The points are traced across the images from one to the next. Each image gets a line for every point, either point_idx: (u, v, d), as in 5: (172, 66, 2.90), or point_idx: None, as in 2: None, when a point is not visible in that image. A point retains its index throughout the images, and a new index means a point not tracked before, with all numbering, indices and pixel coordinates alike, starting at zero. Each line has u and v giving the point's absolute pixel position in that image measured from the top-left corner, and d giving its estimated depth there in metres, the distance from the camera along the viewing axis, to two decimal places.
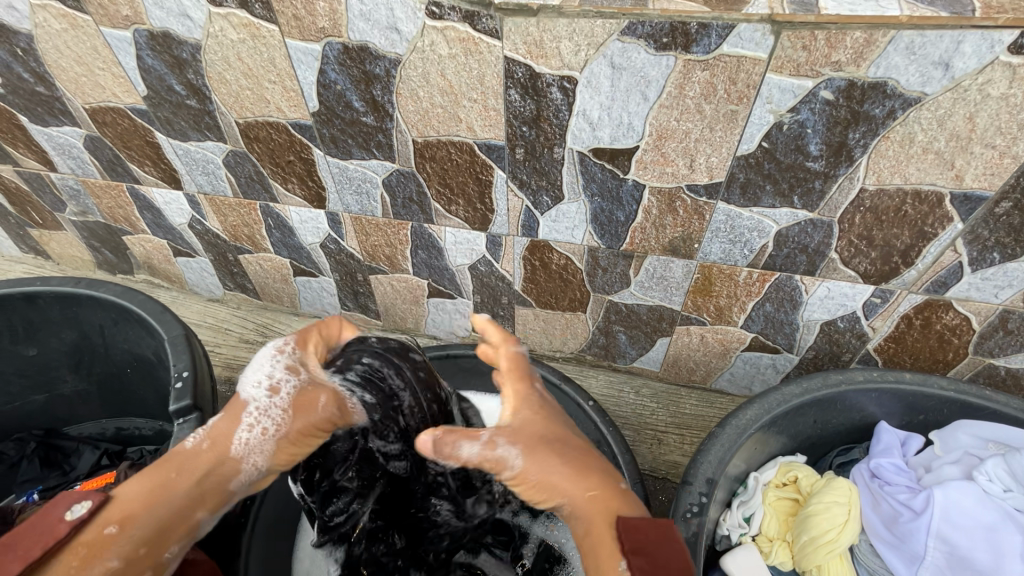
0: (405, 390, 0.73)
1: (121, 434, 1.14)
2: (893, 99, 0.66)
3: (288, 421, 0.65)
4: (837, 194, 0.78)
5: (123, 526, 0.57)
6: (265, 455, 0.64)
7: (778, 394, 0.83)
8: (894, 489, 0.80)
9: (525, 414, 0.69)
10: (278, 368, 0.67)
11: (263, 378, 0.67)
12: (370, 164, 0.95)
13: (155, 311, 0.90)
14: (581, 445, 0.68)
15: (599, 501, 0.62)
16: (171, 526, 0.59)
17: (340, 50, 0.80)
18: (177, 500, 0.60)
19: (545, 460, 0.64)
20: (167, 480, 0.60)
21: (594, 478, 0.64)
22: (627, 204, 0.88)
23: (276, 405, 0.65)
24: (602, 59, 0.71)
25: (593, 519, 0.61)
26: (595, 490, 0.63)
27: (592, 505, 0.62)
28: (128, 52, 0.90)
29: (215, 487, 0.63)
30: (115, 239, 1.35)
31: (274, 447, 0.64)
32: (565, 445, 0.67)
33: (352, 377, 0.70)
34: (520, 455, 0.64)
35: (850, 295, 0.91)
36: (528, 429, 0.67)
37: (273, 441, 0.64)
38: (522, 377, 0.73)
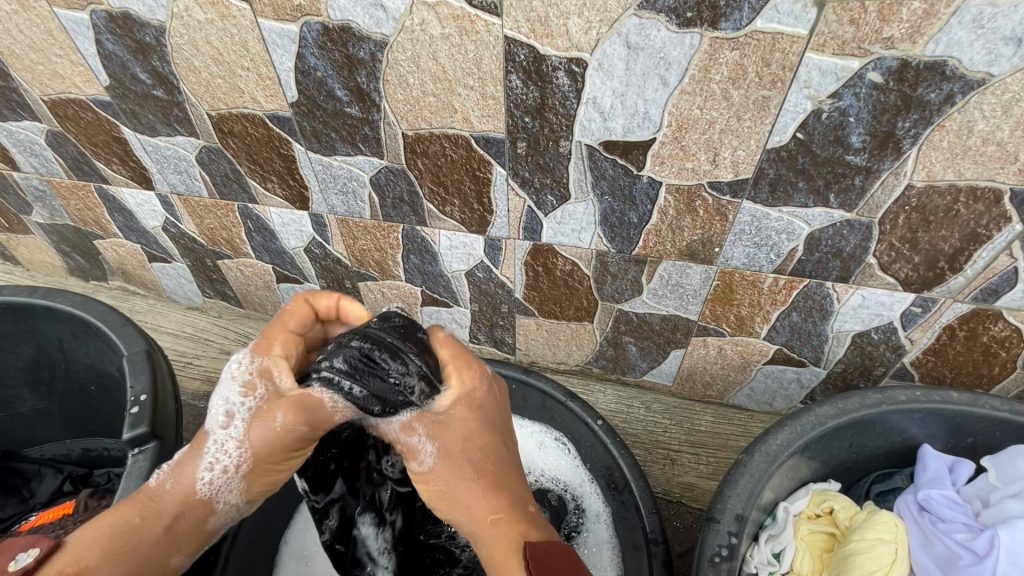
0: (411, 378, 0.61)
1: (87, 456, 1.04)
2: (952, 81, 0.57)
3: (248, 454, 0.60)
4: (879, 192, 0.69)
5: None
6: (233, 492, 0.61)
7: (812, 416, 0.74)
8: (950, 527, 0.73)
9: (457, 410, 0.62)
10: (235, 391, 0.61)
11: (220, 405, 0.61)
12: (356, 161, 0.86)
13: (116, 324, 0.81)
14: (510, 462, 0.63)
15: (503, 526, 0.57)
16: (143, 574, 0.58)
17: (320, 32, 0.71)
18: (144, 547, 0.58)
19: (456, 465, 0.60)
20: (130, 525, 0.58)
21: (505, 499, 0.59)
22: (641, 204, 0.79)
23: (232, 439, 0.60)
24: (616, 37, 0.62)
25: (491, 542, 0.57)
26: (501, 512, 0.58)
27: (493, 528, 0.57)
28: (87, 36, 0.81)
29: (191, 528, 0.62)
30: (86, 243, 1.26)
31: (241, 483, 0.61)
32: (484, 454, 0.61)
33: (338, 364, 0.60)
34: (436, 453, 0.60)
35: (887, 304, 0.82)
36: (451, 424, 0.61)
37: (237, 478, 0.61)
38: (462, 370, 0.64)
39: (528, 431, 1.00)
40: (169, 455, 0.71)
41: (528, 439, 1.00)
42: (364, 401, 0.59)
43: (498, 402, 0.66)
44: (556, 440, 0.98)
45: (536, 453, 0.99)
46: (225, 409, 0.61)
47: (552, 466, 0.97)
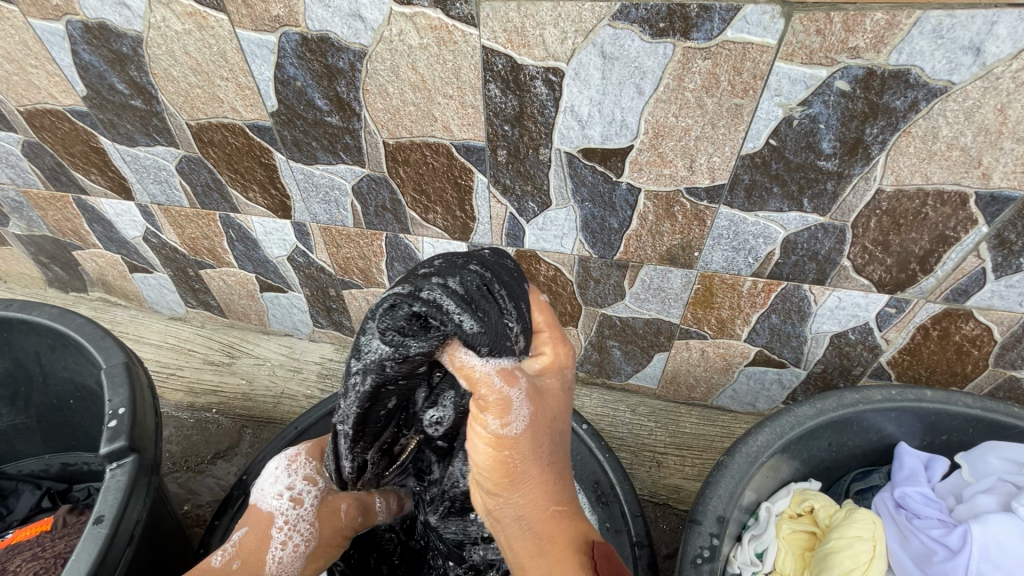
0: (518, 331, 0.53)
1: (67, 470, 1.02)
2: (916, 89, 0.59)
3: (316, 533, 0.70)
4: (851, 196, 0.71)
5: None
6: (295, 571, 0.68)
7: (791, 416, 0.76)
8: (925, 523, 0.74)
9: (549, 381, 0.56)
10: (298, 479, 0.71)
11: (282, 489, 0.70)
12: (338, 170, 0.86)
13: (94, 337, 0.80)
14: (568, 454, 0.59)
15: (567, 521, 0.54)
16: None
17: (298, 42, 0.71)
18: None
19: (538, 444, 0.53)
20: None
21: (567, 492, 0.56)
22: (621, 210, 0.80)
23: (302, 518, 0.69)
24: (591, 47, 0.63)
25: (555, 536, 0.53)
26: (566, 506, 0.55)
27: (557, 521, 0.53)
28: (63, 47, 0.80)
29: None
30: (65, 254, 1.24)
31: (305, 561, 0.69)
32: (559, 440, 0.56)
33: (454, 287, 0.51)
34: (526, 426, 0.52)
35: (863, 305, 0.84)
36: (544, 400, 0.54)
37: (303, 555, 0.69)
38: (561, 345, 0.57)
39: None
40: (148, 469, 0.70)
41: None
42: (476, 335, 0.50)
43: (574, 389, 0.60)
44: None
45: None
46: (292, 494, 0.70)
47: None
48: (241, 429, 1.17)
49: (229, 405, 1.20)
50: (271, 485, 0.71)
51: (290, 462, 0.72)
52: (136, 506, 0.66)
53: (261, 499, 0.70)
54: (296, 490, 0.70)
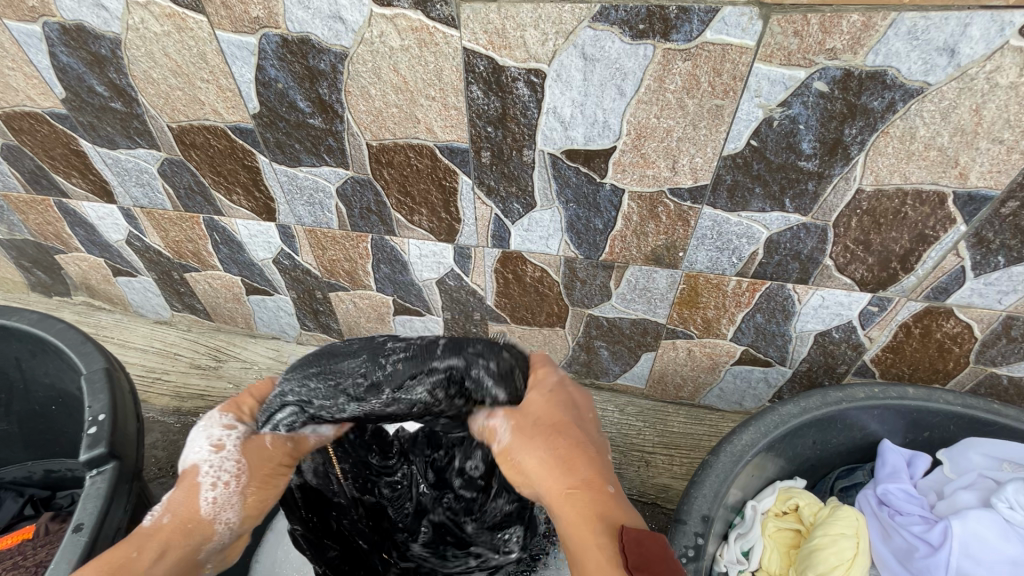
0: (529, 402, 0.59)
1: (50, 477, 0.99)
2: (893, 90, 0.60)
3: (247, 471, 0.61)
4: (832, 196, 0.71)
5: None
6: (237, 510, 0.60)
7: (775, 414, 0.76)
8: (907, 519, 0.75)
9: (535, 394, 0.56)
10: (215, 426, 0.62)
11: (201, 441, 0.61)
12: (321, 172, 0.86)
13: (74, 342, 0.79)
14: (584, 437, 0.53)
15: (577, 504, 0.48)
16: None
17: (278, 43, 0.71)
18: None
19: (528, 444, 0.52)
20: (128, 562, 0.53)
21: (581, 473, 0.50)
22: (605, 210, 0.80)
23: (228, 459, 0.60)
24: (572, 49, 0.63)
25: (568, 517, 0.48)
26: (577, 489, 0.49)
27: (566, 504, 0.49)
28: (40, 49, 0.79)
29: (186, 559, 0.58)
30: (47, 258, 1.22)
31: (244, 498, 0.61)
32: (557, 432, 0.53)
33: (493, 367, 0.56)
34: (509, 436, 0.53)
35: (846, 304, 0.84)
36: (529, 411, 0.54)
37: (240, 493, 0.60)
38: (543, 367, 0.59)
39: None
40: (128, 476, 0.69)
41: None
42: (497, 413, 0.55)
43: (578, 393, 0.58)
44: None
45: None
46: (213, 440, 0.61)
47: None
48: None
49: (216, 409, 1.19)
50: (190, 442, 0.62)
51: (204, 416, 0.63)
52: (116, 514, 0.65)
53: (183, 457, 0.62)
54: (215, 437, 0.61)
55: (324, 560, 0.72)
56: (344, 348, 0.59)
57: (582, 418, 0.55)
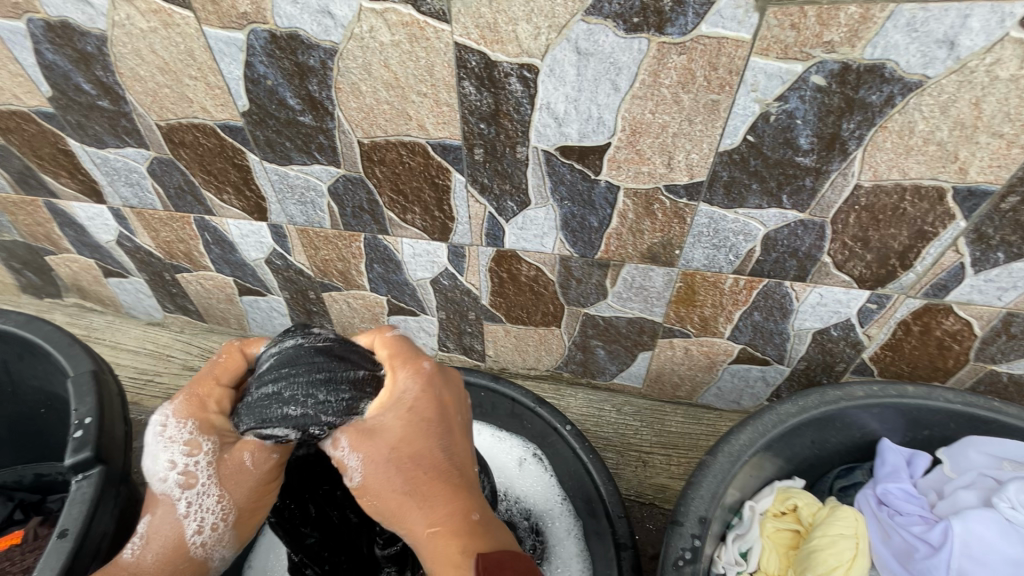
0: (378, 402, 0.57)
1: (41, 481, 0.97)
2: (892, 84, 0.59)
3: (229, 498, 0.56)
4: (830, 192, 0.70)
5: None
6: (227, 536, 0.57)
7: (774, 413, 0.75)
8: (907, 520, 0.74)
9: (390, 417, 0.54)
10: (178, 450, 0.55)
11: (168, 466, 0.55)
12: (313, 170, 0.85)
13: (61, 345, 0.78)
14: (447, 463, 0.54)
15: (439, 541, 0.50)
16: None
17: (267, 39, 0.69)
18: None
19: (386, 474, 0.52)
20: None
21: (442, 508, 0.52)
22: (601, 208, 0.79)
23: (205, 489, 0.55)
24: (565, 43, 0.62)
25: (432, 556, 0.50)
26: (438, 526, 0.51)
27: (433, 545, 0.50)
28: (25, 46, 0.78)
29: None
30: (37, 260, 1.21)
31: (234, 524, 0.57)
32: (411, 461, 0.53)
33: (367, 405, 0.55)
34: (363, 469, 0.53)
35: (844, 301, 0.83)
36: (382, 435, 0.53)
37: (227, 521, 0.56)
38: (405, 364, 0.58)
39: (509, 445, 0.98)
40: (116, 480, 0.68)
41: (505, 457, 0.97)
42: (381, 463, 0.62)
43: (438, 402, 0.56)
44: (535, 456, 0.96)
45: (512, 471, 0.96)
46: (180, 467, 0.55)
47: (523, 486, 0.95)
48: None
49: None
50: (157, 465, 0.56)
51: (164, 430, 0.56)
52: (103, 519, 0.64)
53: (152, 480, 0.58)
54: (182, 462, 0.55)
55: (301, 547, 0.68)
56: (350, 354, 0.57)
57: (444, 432, 0.55)
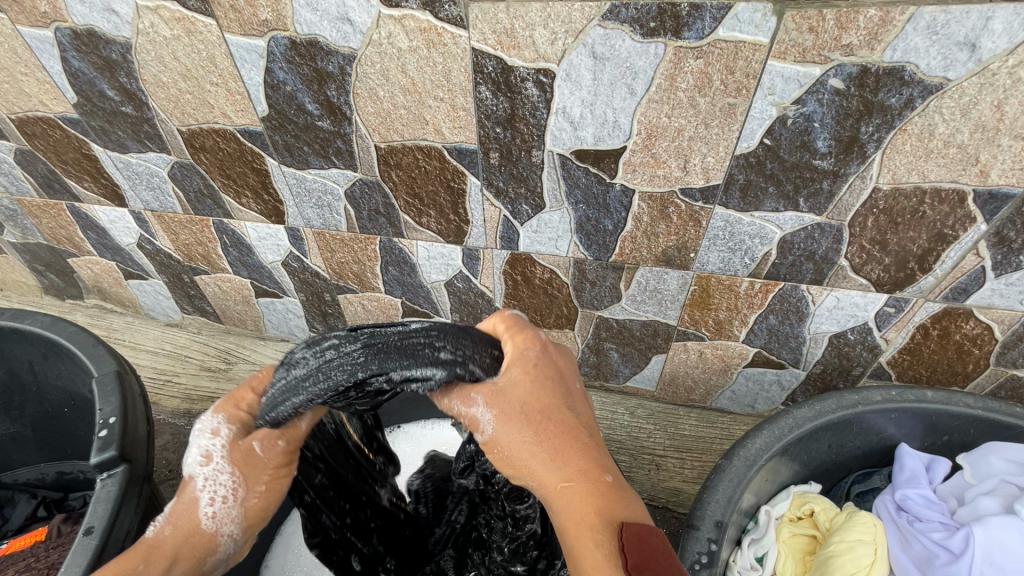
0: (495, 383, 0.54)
1: (63, 479, 1.01)
2: (911, 86, 0.58)
3: (240, 482, 0.55)
4: (848, 195, 0.70)
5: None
6: (238, 520, 0.56)
7: (790, 417, 0.75)
8: (927, 526, 0.74)
9: (509, 370, 0.51)
10: (201, 435, 0.55)
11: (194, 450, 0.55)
12: (330, 174, 0.86)
13: (86, 345, 0.80)
14: (575, 421, 0.50)
15: (577, 499, 0.47)
16: None
17: (287, 46, 0.70)
18: None
19: (517, 427, 0.49)
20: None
21: (576, 463, 0.48)
22: (615, 211, 0.80)
23: (221, 472, 0.54)
24: (582, 48, 0.63)
25: (568, 515, 0.47)
26: (575, 481, 0.47)
27: (564, 499, 0.47)
28: (52, 54, 0.80)
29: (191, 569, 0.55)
30: (60, 262, 1.23)
31: (246, 509, 0.56)
32: (541, 414, 0.49)
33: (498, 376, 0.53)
34: (494, 422, 0.49)
35: (861, 304, 0.83)
36: (509, 390, 0.49)
37: (240, 504, 0.55)
38: (520, 327, 0.54)
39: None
40: (139, 479, 0.69)
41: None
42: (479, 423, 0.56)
43: (557, 359, 0.53)
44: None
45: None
46: (204, 450, 0.54)
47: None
48: None
49: None
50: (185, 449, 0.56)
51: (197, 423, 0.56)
52: (127, 517, 0.65)
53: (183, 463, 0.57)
54: (203, 447, 0.54)
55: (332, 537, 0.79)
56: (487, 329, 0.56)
57: (568, 390, 0.52)
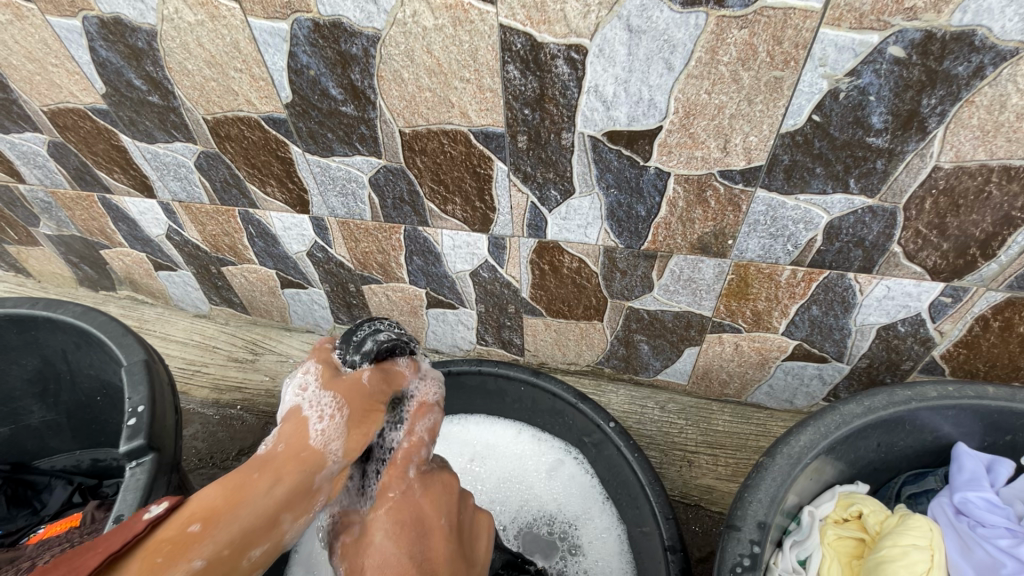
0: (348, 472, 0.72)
1: (98, 466, 1.03)
2: (982, 53, 0.53)
3: (340, 400, 0.60)
4: (904, 175, 0.65)
5: (210, 525, 0.50)
6: (342, 442, 0.59)
7: (838, 415, 0.70)
8: (991, 532, 0.68)
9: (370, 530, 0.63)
10: (305, 376, 0.63)
11: (297, 389, 0.62)
12: (354, 161, 0.84)
13: (117, 334, 0.80)
14: None
15: None
16: (262, 530, 0.52)
17: (310, 29, 0.69)
18: (264, 501, 0.53)
19: None
20: (246, 480, 0.53)
21: None
22: (649, 196, 0.76)
23: (324, 395, 0.60)
24: (616, 21, 0.59)
25: None
26: None
27: None
28: (80, 44, 0.80)
29: (305, 492, 0.56)
30: (94, 253, 1.26)
31: (348, 429, 0.60)
32: None
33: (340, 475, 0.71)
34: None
35: (914, 294, 0.77)
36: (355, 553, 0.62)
37: (343, 425, 0.59)
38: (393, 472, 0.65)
39: (547, 448, 0.98)
40: (166, 467, 0.71)
41: (543, 458, 0.98)
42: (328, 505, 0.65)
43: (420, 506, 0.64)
44: (575, 459, 0.96)
45: (544, 478, 0.97)
46: (303, 382, 0.62)
47: (554, 495, 0.95)
48: (264, 425, 1.17)
49: (253, 402, 1.20)
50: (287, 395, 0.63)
51: (300, 378, 0.63)
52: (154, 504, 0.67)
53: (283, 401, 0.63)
54: (301, 381, 0.63)
55: None
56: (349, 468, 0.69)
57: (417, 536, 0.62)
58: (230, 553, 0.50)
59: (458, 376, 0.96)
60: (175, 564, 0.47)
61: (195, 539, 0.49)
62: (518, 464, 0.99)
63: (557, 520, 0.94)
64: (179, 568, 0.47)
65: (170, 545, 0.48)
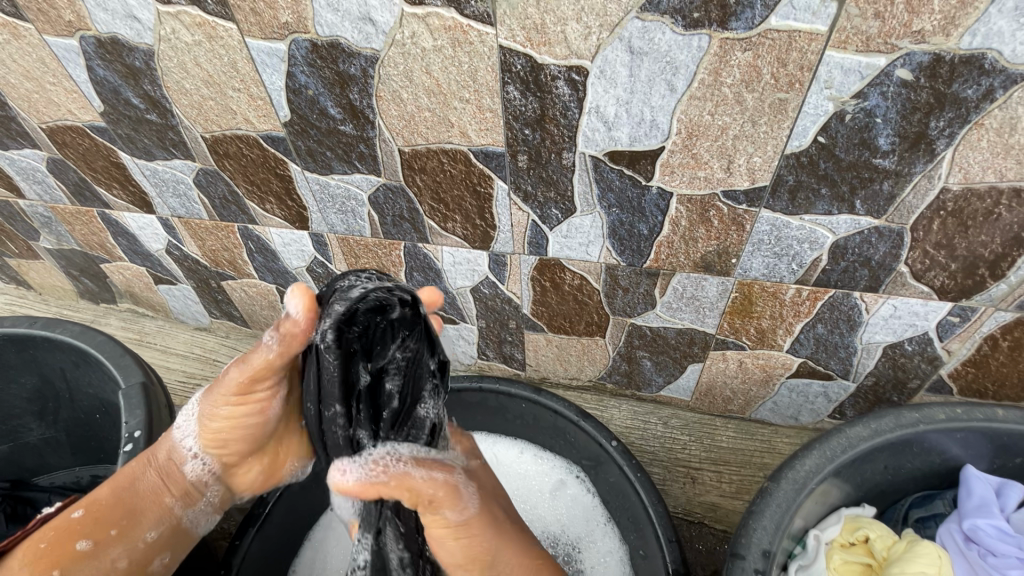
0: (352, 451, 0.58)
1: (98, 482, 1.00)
2: (992, 76, 0.52)
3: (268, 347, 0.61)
4: (911, 196, 0.64)
5: (88, 513, 0.66)
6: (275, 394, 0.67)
7: (843, 438, 0.69)
8: (1001, 562, 0.67)
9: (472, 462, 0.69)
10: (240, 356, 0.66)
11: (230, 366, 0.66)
12: (353, 179, 0.84)
13: (114, 355, 0.80)
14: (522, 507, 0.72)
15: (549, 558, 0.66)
16: (151, 513, 0.69)
17: (308, 49, 0.68)
18: (142, 488, 0.69)
19: (489, 500, 0.65)
20: (135, 473, 0.69)
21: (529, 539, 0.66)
22: (651, 215, 0.75)
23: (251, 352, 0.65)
24: (618, 42, 0.58)
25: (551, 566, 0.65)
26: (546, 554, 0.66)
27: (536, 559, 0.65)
28: (78, 63, 0.79)
29: (179, 477, 0.71)
30: (93, 267, 1.25)
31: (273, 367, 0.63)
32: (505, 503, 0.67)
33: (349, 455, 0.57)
34: (475, 498, 0.62)
35: (921, 313, 0.76)
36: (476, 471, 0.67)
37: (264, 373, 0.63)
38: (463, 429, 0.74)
39: (549, 467, 0.97)
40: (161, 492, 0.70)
41: (546, 477, 0.97)
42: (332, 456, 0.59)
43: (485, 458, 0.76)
44: (577, 478, 0.95)
45: (547, 497, 0.96)
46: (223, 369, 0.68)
47: (559, 513, 0.95)
48: None
49: None
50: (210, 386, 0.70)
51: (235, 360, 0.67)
52: None
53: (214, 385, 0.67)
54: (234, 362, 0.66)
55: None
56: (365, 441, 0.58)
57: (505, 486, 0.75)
58: (117, 534, 0.66)
59: (458, 394, 0.96)
60: (64, 546, 0.62)
61: (78, 522, 0.64)
62: (521, 483, 0.98)
63: (561, 542, 0.92)
64: (66, 550, 0.62)
65: (54, 539, 0.63)
